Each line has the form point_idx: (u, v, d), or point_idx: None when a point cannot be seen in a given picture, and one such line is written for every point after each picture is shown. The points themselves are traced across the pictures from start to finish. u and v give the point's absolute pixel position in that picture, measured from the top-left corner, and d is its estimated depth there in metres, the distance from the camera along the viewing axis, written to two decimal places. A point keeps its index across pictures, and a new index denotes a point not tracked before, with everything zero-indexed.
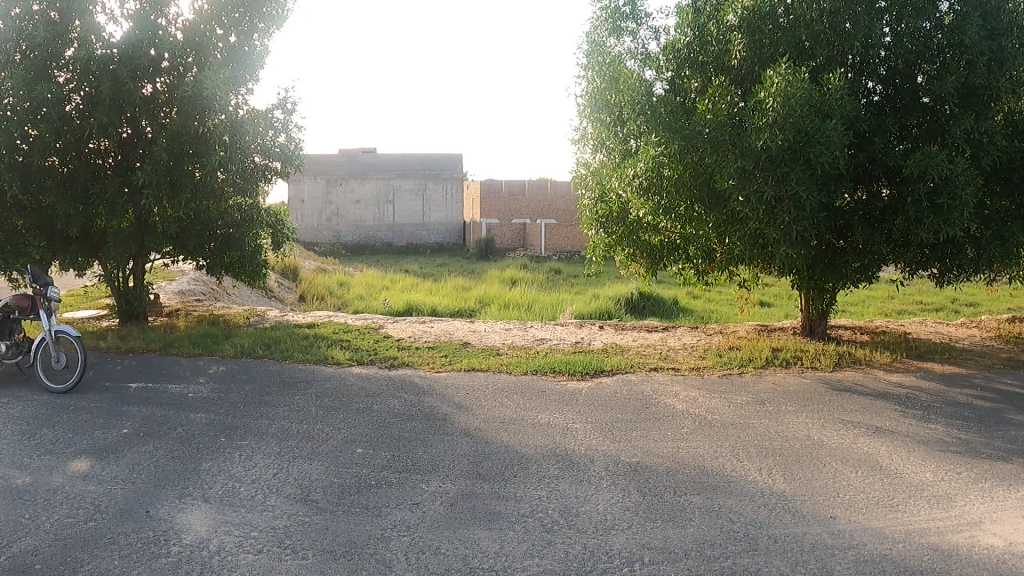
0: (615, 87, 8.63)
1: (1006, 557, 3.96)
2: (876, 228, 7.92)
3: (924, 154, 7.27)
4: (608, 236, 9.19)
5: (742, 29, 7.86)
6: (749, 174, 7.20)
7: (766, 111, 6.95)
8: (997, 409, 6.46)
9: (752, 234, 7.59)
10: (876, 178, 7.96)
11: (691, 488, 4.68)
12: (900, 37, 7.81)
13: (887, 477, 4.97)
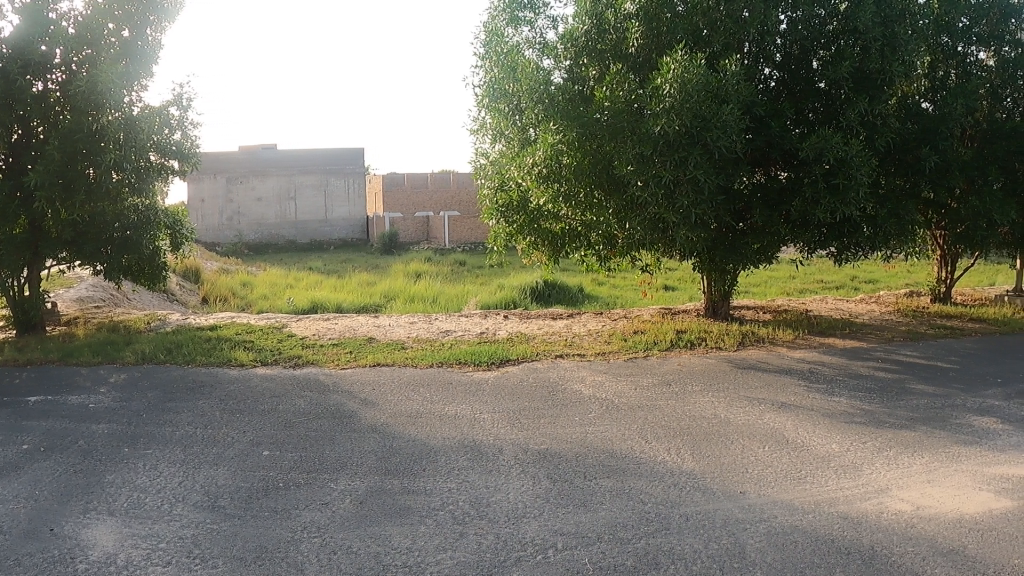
0: (512, 78, 8.59)
1: (914, 521, 4.25)
2: (775, 210, 8.13)
3: (820, 137, 7.47)
4: (509, 225, 9.18)
5: (641, 17, 7.93)
6: (648, 159, 7.29)
7: (663, 97, 7.04)
8: (897, 380, 6.73)
9: (652, 219, 7.65)
10: (773, 161, 8.21)
11: (602, 472, 4.72)
12: (796, 24, 7.99)
13: (793, 451, 5.10)
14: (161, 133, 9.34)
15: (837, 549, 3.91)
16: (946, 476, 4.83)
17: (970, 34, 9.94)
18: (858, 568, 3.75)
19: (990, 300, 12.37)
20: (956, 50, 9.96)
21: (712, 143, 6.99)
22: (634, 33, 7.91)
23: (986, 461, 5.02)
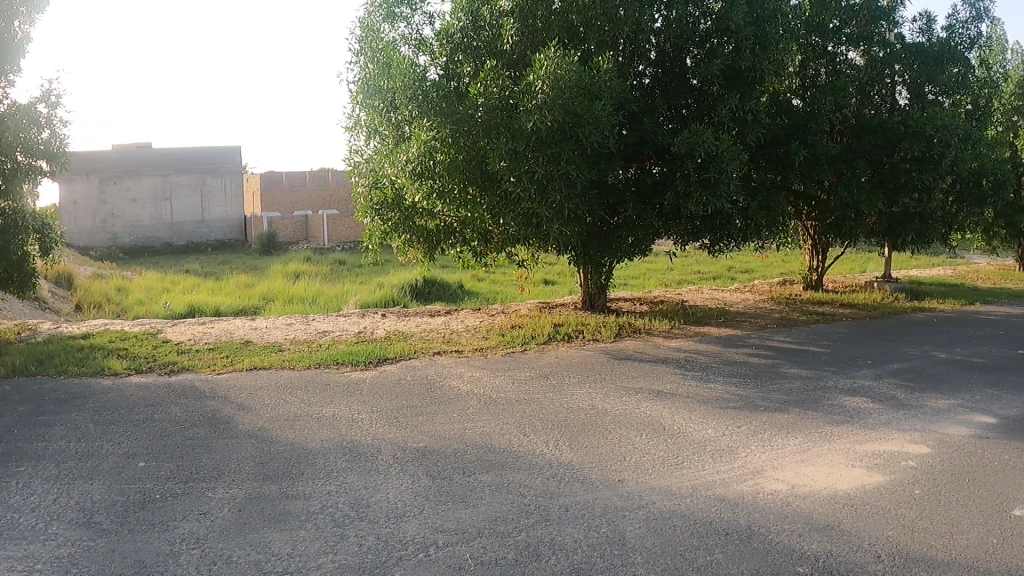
0: (387, 74, 8.50)
1: (789, 500, 4.43)
2: (648, 204, 8.33)
3: (692, 133, 7.69)
4: (384, 223, 9.15)
5: (515, 14, 8.00)
6: (521, 156, 7.37)
7: (536, 94, 7.10)
8: (771, 365, 7.02)
9: (525, 215, 7.87)
10: (647, 156, 8.32)
11: (480, 467, 4.72)
12: (670, 23, 8.22)
13: (670, 438, 5.21)
14: (28, 131, 8.86)
15: (716, 530, 4.04)
16: (819, 455, 5.03)
17: (839, 35, 10.90)
18: (737, 547, 3.88)
19: (859, 288, 13.32)
20: (826, 50, 10.90)
21: (585, 138, 7.18)
22: (510, 29, 7.92)
23: (855, 439, 5.32)
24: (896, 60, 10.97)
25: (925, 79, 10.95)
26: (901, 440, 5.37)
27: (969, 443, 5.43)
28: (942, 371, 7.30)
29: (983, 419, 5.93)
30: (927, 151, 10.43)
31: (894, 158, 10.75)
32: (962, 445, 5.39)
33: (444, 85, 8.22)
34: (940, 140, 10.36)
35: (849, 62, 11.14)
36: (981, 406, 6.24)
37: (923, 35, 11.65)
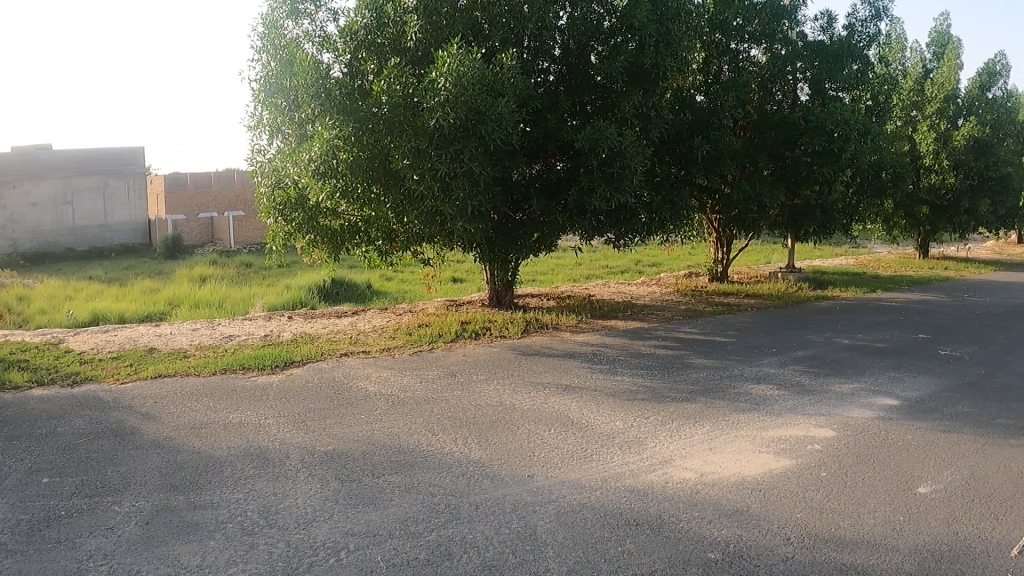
0: (290, 72, 8.54)
1: (699, 487, 4.53)
2: (552, 201, 8.43)
3: (595, 129, 7.91)
4: (287, 224, 9.06)
5: (419, 12, 8.14)
6: (423, 153, 7.44)
7: (439, 91, 7.18)
8: (678, 356, 7.22)
9: (430, 213, 8.05)
10: (551, 153, 8.51)
11: (389, 468, 4.70)
12: (574, 20, 8.53)
13: (579, 432, 5.28)
14: None
15: (626, 521, 4.10)
16: (727, 442, 5.16)
17: (742, 33, 11.63)
18: (647, 536, 3.95)
19: (762, 278, 13.90)
20: (729, 47, 11.65)
21: (487, 135, 7.25)
22: (413, 26, 7.99)
23: (761, 425, 5.48)
24: (797, 57, 11.75)
25: (825, 76, 11.74)
26: (807, 424, 5.55)
27: (872, 425, 5.66)
28: (844, 358, 7.60)
29: (881, 402, 6.20)
30: (829, 146, 10.98)
31: (796, 152, 11.34)
32: (865, 426, 5.61)
33: (348, 84, 8.19)
34: (840, 134, 10.93)
35: (752, 58, 11.89)
36: (881, 390, 6.52)
37: (823, 35, 12.44)
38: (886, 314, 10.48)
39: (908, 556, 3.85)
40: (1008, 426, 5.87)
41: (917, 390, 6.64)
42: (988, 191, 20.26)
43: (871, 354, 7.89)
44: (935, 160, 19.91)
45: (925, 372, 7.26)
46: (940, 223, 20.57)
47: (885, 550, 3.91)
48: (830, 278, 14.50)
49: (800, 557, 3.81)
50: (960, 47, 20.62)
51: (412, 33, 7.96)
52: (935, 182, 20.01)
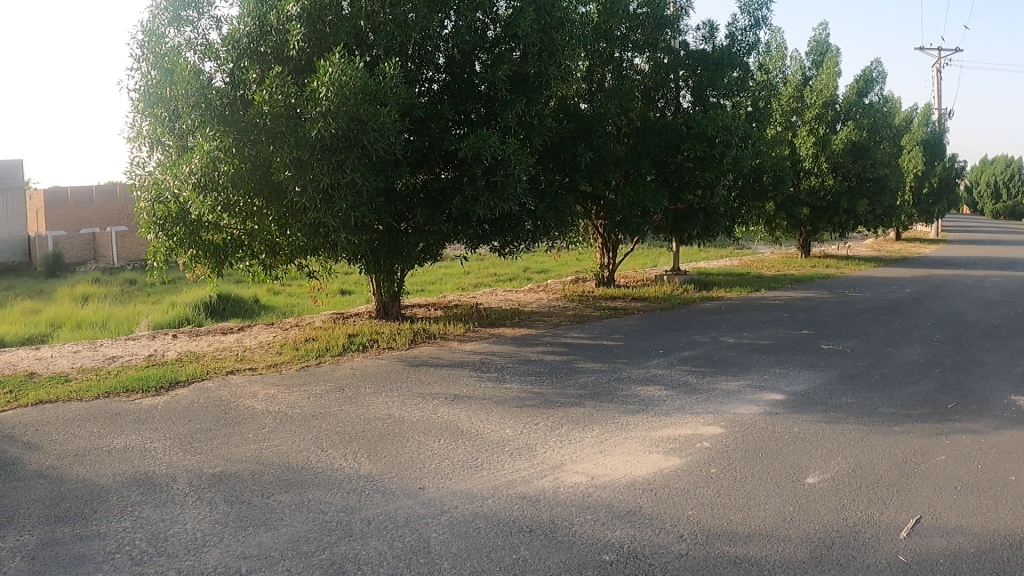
0: (170, 81, 8.45)
1: (589, 490, 4.65)
2: (436, 209, 9.07)
3: (477, 139, 8.59)
4: (168, 239, 8.97)
5: (302, 19, 8.33)
6: (305, 164, 7.90)
7: (320, 100, 7.58)
8: (566, 362, 7.61)
9: (312, 225, 8.35)
10: (435, 162, 9.13)
11: (279, 487, 4.65)
12: (458, 29, 9.20)
13: (469, 440, 5.42)
14: None
15: (520, 528, 4.15)
16: (615, 445, 5.34)
17: (624, 41, 12.07)
18: (542, 541, 4.01)
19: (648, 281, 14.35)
20: (613, 55, 12.02)
21: (369, 145, 7.74)
22: (295, 34, 8.26)
23: (650, 426, 5.68)
24: (679, 66, 12.21)
25: (706, 83, 12.20)
26: (695, 423, 5.75)
27: (758, 419, 5.89)
28: (728, 356, 7.91)
29: (766, 397, 6.46)
30: (710, 150, 11.56)
31: (679, 157, 11.76)
32: (752, 422, 5.83)
33: (229, 93, 8.31)
34: (721, 138, 11.51)
35: (635, 66, 12.29)
36: (766, 385, 6.80)
37: (706, 43, 12.88)
38: (771, 312, 10.93)
39: (798, 546, 4.01)
40: (885, 414, 6.20)
41: (801, 383, 6.94)
42: (866, 192, 21.34)
43: (755, 351, 8.22)
44: (815, 163, 20.74)
45: (808, 366, 7.61)
46: (822, 224, 21.47)
47: (776, 541, 4.06)
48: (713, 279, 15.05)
49: (692, 553, 3.93)
50: (837, 57, 21.62)
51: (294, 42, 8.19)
52: (816, 184, 20.78)
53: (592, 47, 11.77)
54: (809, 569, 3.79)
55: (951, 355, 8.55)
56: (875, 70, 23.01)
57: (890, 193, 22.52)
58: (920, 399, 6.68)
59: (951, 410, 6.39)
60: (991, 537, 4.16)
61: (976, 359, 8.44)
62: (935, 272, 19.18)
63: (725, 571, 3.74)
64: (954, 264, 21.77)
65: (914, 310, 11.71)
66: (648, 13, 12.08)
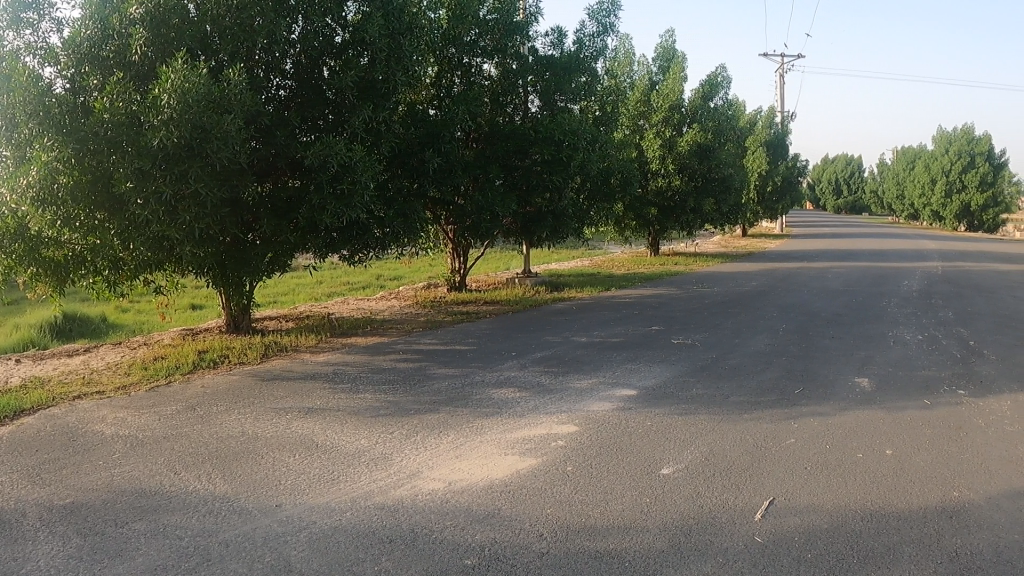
0: (6, 87, 7.74)
1: (447, 496, 4.63)
2: (283, 219, 8.96)
3: (323, 146, 8.50)
4: (5, 257, 8.33)
5: (145, 23, 8.01)
6: (147, 174, 7.57)
7: (161, 108, 7.27)
8: (418, 368, 7.60)
9: (156, 239, 8.10)
10: (282, 171, 9.02)
11: (133, 515, 4.40)
12: (305, 35, 9.02)
13: (323, 453, 5.31)
14: None
15: (380, 539, 4.08)
16: (470, 449, 5.36)
17: (473, 47, 12.13)
18: (402, 551, 3.95)
19: (501, 284, 14.49)
20: (461, 61, 12.10)
21: (212, 154, 7.52)
22: (139, 38, 7.94)
23: (505, 428, 5.72)
24: (527, 71, 12.48)
25: (553, 88, 12.62)
26: (549, 423, 5.84)
27: (613, 415, 6.03)
28: (581, 355, 8.09)
29: (619, 393, 6.63)
30: (558, 154, 11.76)
31: (526, 162, 11.93)
32: (606, 418, 5.96)
33: (69, 100, 7.81)
34: (568, 142, 11.79)
35: (485, 72, 12.40)
36: (618, 381, 6.98)
37: (555, 50, 13.17)
38: (623, 310, 11.24)
39: (657, 536, 4.11)
40: (734, 402, 6.48)
41: (653, 378, 7.16)
42: (712, 191, 22.55)
43: (607, 349, 8.42)
44: (662, 165, 21.54)
45: (658, 361, 7.87)
46: (669, 222, 22.61)
47: (635, 533, 4.15)
48: (565, 280, 15.36)
49: (554, 550, 3.96)
50: (684, 62, 22.56)
51: (138, 46, 7.92)
52: (663, 185, 21.67)
53: (442, 53, 11.85)
54: (668, 557, 3.88)
55: (794, 343, 9.04)
56: (720, 74, 24.16)
57: (734, 193, 23.80)
58: (768, 386, 7.01)
59: (796, 395, 6.74)
60: (840, 513, 4.41)
61: (819, 345, 8.95)
62: (779, 265, 20.28)
63: (587, 566, 3.79)
64: (794, 257, 23.11)
65: (759, 302, 12.35)
66: (498, 19, 12.23)
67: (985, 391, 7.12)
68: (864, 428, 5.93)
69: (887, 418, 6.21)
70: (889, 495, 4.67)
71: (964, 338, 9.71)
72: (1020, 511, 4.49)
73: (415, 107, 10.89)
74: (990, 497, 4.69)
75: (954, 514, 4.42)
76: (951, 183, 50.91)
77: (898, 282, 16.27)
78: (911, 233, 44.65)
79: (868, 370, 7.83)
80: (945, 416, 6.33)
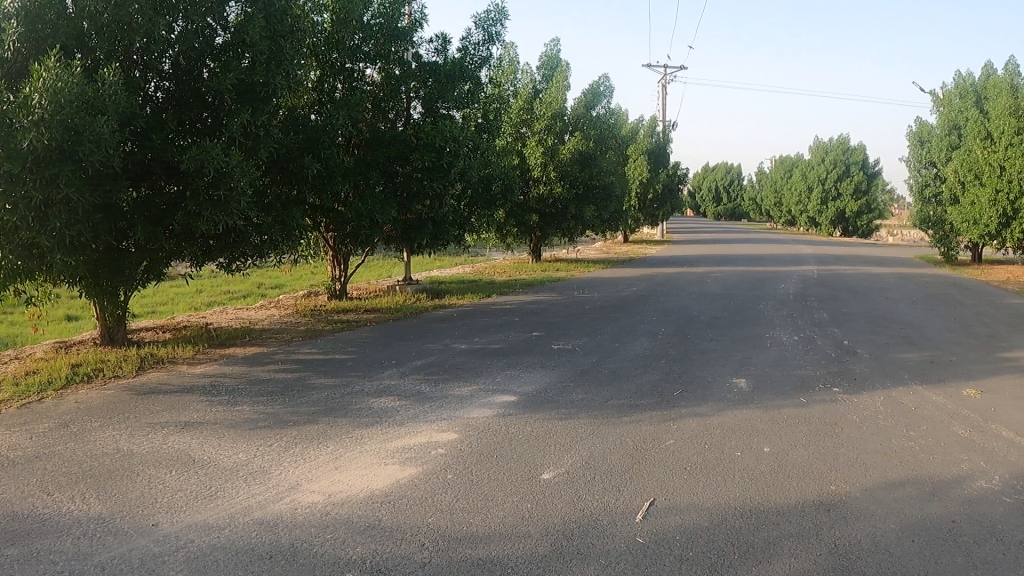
0: None
1: (327, 509, 4.53)
2: (158, 226, 8.61)
3: (199, 150, 8.18)
4: None
5: (20, 18, 7.67)
6: (17, 178, 7.03)
7: (32, 109, 6.88)
8: (297, 379, 7.42)
9: (24, 246, 7.61)
10: (158, 176, 8.64)
11: (1, 540, 4.10)
12: (185, 34, 8.82)
13: (201, 469, 5.11)
14: None
15: (259, 556, 3.95)
16: (350, 460, 5.27)
17: (356, 52, 11.97)
18: (282, 567, 3.83)
19: (384, 291, 14.36)
20: (344, 66, 11.92)
21: (84, 158, 7.17)
22: (11, 33, 7.59)
23: (385, 438, 5.64)
24: (411, 78, 12.41)
25: (437, 95, 12.58)
26: (430, 431, 5.80)
27: (493, 422, 6.04)
28: (462, 362, 8.08)
29: (499, 400, 6.64)
30: (438, 161, 11.74)
31: (407, 169, 11.88)
32: (487, 425, 5.96)
33: None
34: (449, 149, 11.72)
35: (367, 77, 12.31)
36: (499, 388, 7.01)
37: (439, 56, 13.16)
38: (505, 316, 11.30)
39: (541, 541, 4.12)
40: (615, 405, 6.59)
41: (534, 383, 7.21)
42: (592, 199, 23.00)
43: (488, 355, 8.43)
44: (543, 172, 21.84)
45: (538, 366, 7.94)
46: (551, 229, 22.86)
47: (518, 538, 4.15)
48: (447, 287, 15.31)
49: (436, 560, 3.92)
50: (565, 71, 22.89)
51: (10, 41, 7.59)
52: (543, 192, 21.98)
53: (326, 56, 11.70)
54: (549, 562, 3.90)
55: (673, 346, 9.28)
56: (603, 83, 24.64)
57: (615, 200, 24.33)
58: (648, 389, 7.17)
59: (676, 397, 6.92)
60: (720, 511, 4.53)
61: (697, 348, 9.21)
62: (658, 270, 20.82)
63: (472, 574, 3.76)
64: (672, 263, 23.77)
65: (639, 307, 12.63)
66: (382, 24, 12.17)
67: (853, 388, 7.48)
68: (741, 426, 6.14)
69: (761, 416, 6.44)
70: (763, 492, 4.84)
71: (835, 338, 10.18)
72: (892, 501, 4.73)
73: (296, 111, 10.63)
74: (865, 489, 4.92)
75: (832, 507, 4.62)
76: (825, 191, 53.41)
77: (773, 286, 16.94)
78: (782, 239, 46.58)
79: (745, 370, 8.10)
80: (820, 413, 6.61)
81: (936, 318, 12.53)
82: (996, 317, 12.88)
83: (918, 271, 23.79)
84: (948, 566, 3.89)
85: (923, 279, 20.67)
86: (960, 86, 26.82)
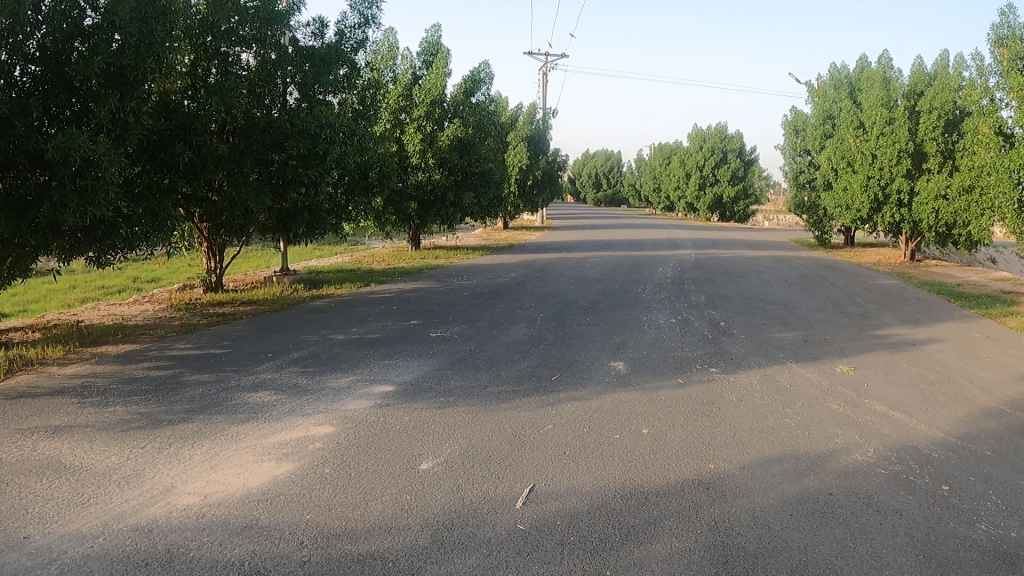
0: None
1: (203, 511, 4.35)
2: (21, 219, 8.10)
3: (65, 138, 7.66)
4: None
5: None
6: None
7: None
8: (171, 376, 7.11)
9: None
10: (22, 165, 8.09)
11: None
12: (51, 15, 8.29)
13: (71, 476, 4.82)
14: None
15: (134, 564, 3.74)
16: (227, 458, 5.08)
17: (231, 35, 11.63)
18: (159, 573, 3.64)
19: (260, 283, 13.98)
20: (218, 49, 11.55)
21: None
22: None
23: (260, 434, 5.46)
24: (286, 62, 12.11)
25: (311, 80, 12.32)
26: (307, 425, 5.66)
27: (371, 414, 5.94)
28: (338, 354, 7.92)
29: (377, 391, 6.54)
30: (313, 148, 11.49)
31: (282, 156, 11.59)
32: (364, 417, 5.85)
33: None
34: (325, 136, 11.47)
35: (243, 62, 11.99)
36: (376, 378, 6.90)
37: (316, 40, 12.88)
38: (384, 306, 11.18)
39: (420, 533, 4.06)
40: (494, 392, 6.59)
41: (411, 373, 7.14)
42: (471, 186, 23.19)
43: (364, 346, 8.31)
44: (421, 160, 21.80)
45: (416, 355, 7.86)
46: (429, 216, 22.86)
47: (397, 532, 4.08)
48: (324, 277, 15.04)
49: (315, 558, 3.81)
50: (446, 57, 22.62)
51: None
52: (422, 179, 21.94)
53: (199, 40, 11.26)
54: (432, 553, 3.85)
55: (551, 332, 9.35)
56: (483, 70, 24.60)
57: (494, 187, 24.45)
58: (527, 375, 7.20)
59: (554, 382, 6.96)
60: (598, 494, 4.57)
61: (576, 332, 9.31)
62: (539, 256, 21.01)
63: (349, 570, 3.68)
64: (551, 249, 24.07)
65: (518, 293, 12.72)
66: (259, 7, 11.84)
67: (728, 368, 7.69)
68: (620, 409, 6.23)
69: (639, 398, 6.55)
70: (640, 473, 4.91)
71: (712, 320, 10.46)
72: (770, 476, 4.88)
73: (166, 96, 10.16)
74: (741, 466, 5.06)
75: (710, 485, 4.72)
76: (704, 176, 54.95)
77: (652, 269, 17.32)
78: (663, 224, 47.69)
79: (623, 354, 8.23)
80: (696, 393, 6.77)
81: (808, 298, 13.05)
82: (865, 297, 13.50)
83: (793, 254, 24.72)
84: (826, 538, 4.03)
85: (795, 261, 21.57)
86: (836, 76, 28.29)
